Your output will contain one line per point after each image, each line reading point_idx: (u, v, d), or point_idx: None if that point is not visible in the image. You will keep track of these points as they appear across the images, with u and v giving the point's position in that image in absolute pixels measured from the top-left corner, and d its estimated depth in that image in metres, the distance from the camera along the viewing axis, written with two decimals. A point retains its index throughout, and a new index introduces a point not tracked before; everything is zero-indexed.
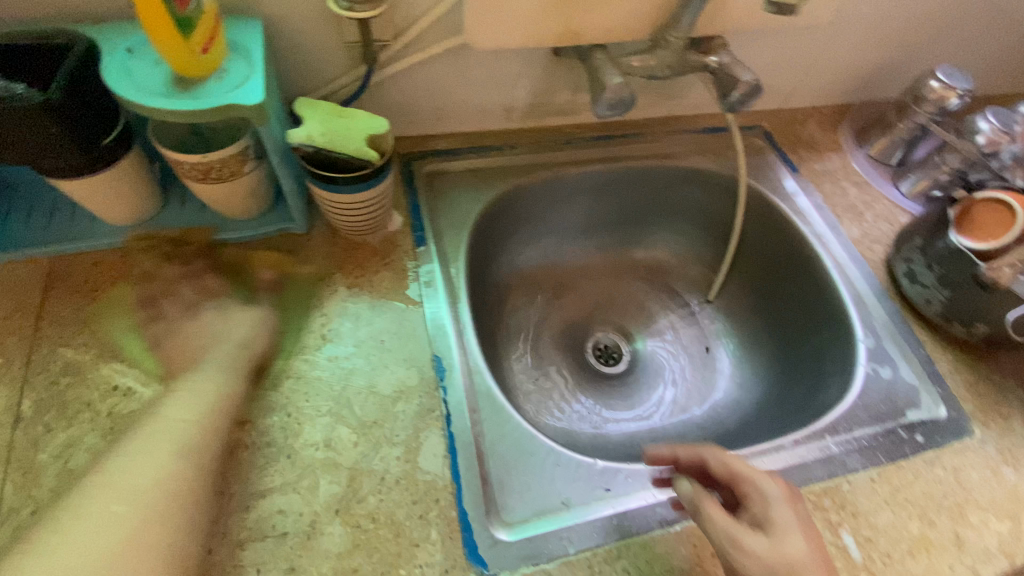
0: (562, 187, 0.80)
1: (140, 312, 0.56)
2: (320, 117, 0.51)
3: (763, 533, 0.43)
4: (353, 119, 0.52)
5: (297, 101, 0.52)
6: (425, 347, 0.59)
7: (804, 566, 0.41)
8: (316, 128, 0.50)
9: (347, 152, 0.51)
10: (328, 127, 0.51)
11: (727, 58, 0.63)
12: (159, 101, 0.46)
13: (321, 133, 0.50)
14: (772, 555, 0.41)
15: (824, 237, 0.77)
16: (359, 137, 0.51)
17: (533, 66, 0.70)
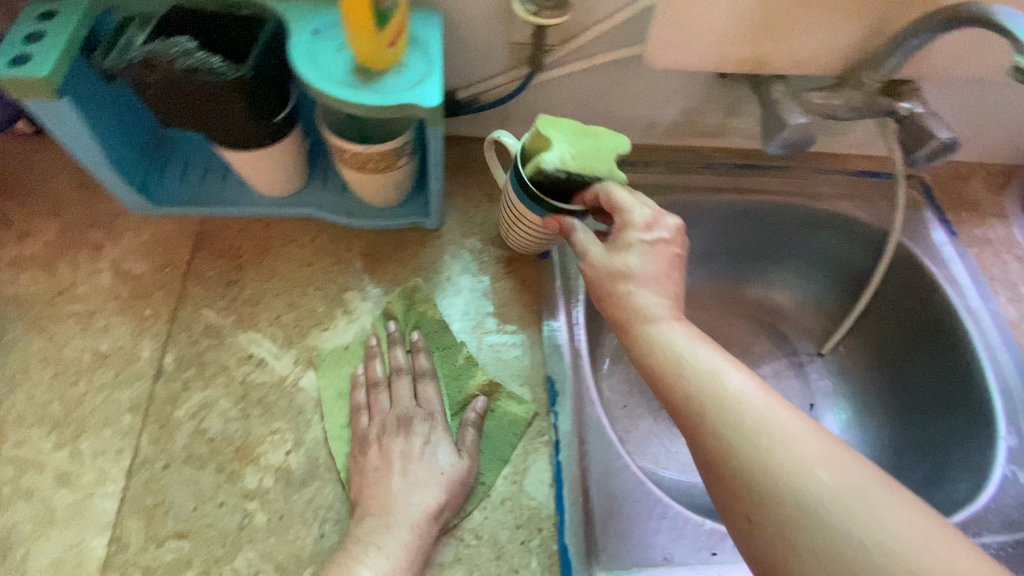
0: (691, 213, 0.75)
1: (277, 284, 0.58)
2: (568, 137, 0.50)
3: (647, 229, 0.46)
4: (597, 137, 0.51)
5: (539, 121, 0.51)
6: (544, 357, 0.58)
7: (611, 278, 0.44)
8: (567, 150, 0.49)
9: (600, 174, 0.49)
10: (579, 149, 0.50)
11: (920, 107, 0.57)
12: (342, 92, 0.46)
13: (573, 155, 0.49)
14: (616, 258, 0.45)
15: (978, 314, 0.69)
16: (610, 159, 0.50)
17: (691, 86, 0.66)
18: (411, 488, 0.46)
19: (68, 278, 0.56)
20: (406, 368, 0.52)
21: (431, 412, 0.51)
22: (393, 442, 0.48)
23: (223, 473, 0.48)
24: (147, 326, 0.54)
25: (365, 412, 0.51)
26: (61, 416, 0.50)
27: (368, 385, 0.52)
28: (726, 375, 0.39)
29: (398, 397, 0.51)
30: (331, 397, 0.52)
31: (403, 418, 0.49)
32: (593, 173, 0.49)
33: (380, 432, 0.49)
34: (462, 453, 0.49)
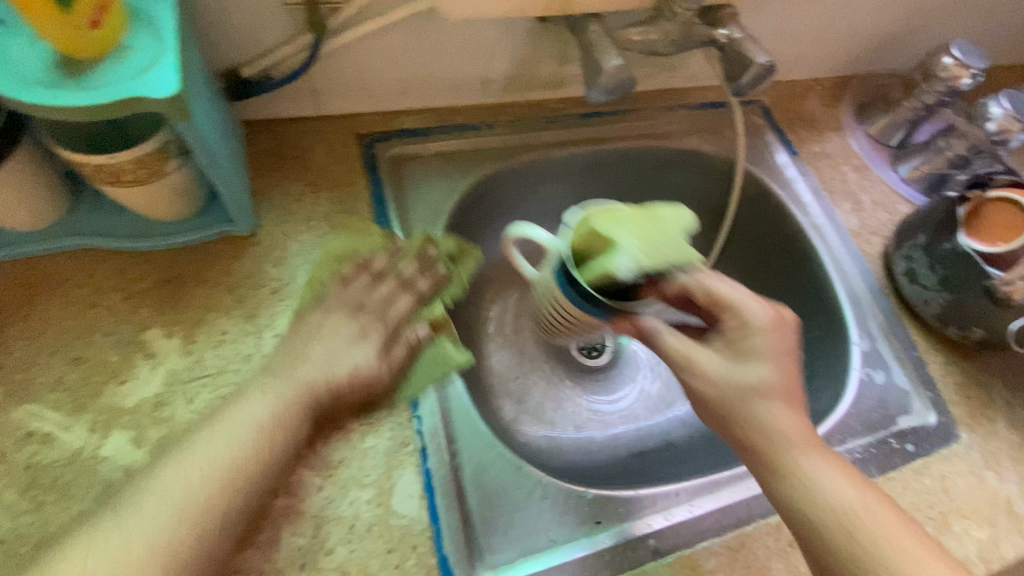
0: (546, 169, 0.71)
1: (54, 339, 0.47)
2: (636, 234, 0.47)
3: (740, 332, 0.46)
4: (664, 220, 0.50)
5: (589, 219, 0.49)
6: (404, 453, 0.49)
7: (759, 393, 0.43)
8: (638, 249, 0.47)
9: (677, 264, 0.48)
10: (652, 245, 0.48)
11: (738, 32, 0.56)
12: (39, 94, 0.36)
13: (646, 252, 0.47)
14: (744, 370, 0.44)
15: (822, 228, 0.73)
16: (680, 247, 0.48)
17: (513, 33, 0.60)
18: (328, 363, 0.47)
19: None
20: (404, 277, 0.56)
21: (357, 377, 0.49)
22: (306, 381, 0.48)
23: None
24: None
25: (338, 288, 0.53)
26: None
27: (360, 267, 0.55)
28: (773, 413, 0.43)
29: (374, 291, 0.54)
30: (143, 460, 0.44)
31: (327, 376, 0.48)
32: (672, 263, 0.48)
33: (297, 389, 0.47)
34: (381, 362, 0.50)
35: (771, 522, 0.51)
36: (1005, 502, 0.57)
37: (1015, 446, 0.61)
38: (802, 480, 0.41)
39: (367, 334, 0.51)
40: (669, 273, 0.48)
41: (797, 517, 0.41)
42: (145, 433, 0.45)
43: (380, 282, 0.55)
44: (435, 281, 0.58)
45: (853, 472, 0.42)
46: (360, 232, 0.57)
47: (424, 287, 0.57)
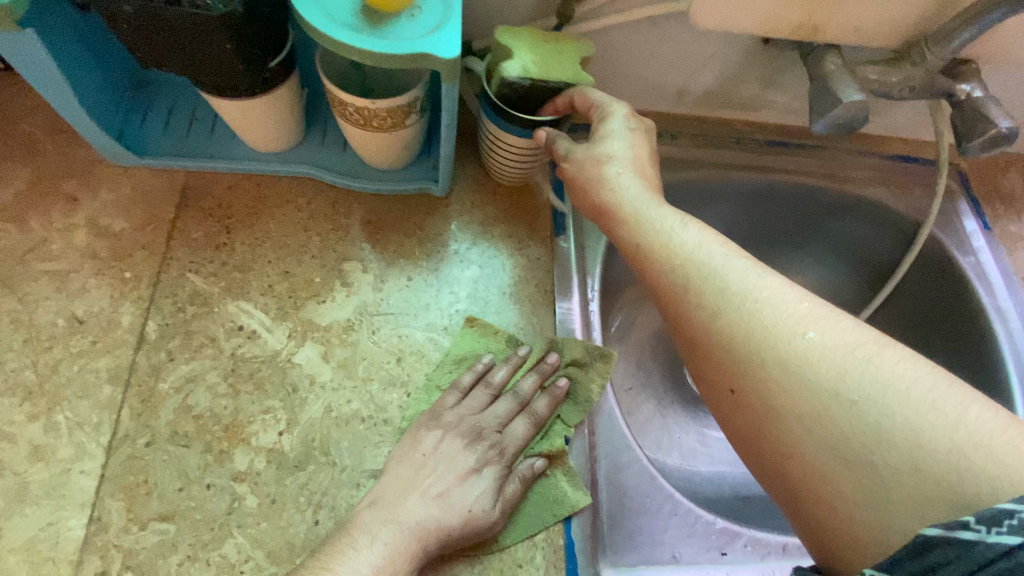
0: (716, 189, 0.70)
1: (270, 250, 0.53)
2: (526, 44, 0.46)
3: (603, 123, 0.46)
4: (558, 44, 0.47)
5: (494, 32, 0.47)
6: (549, 507, 0.47)
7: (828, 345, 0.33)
8: (528, 58, 0.45)
9: (562, 79, 0.46)
10: (540, 57, 0.46)
11: (981, 90, 0.52)
12: (347, 36, 0.40)
13: (534, 63, 0.45)
14: (595, 149, 0.45)
15: (1008, 313, 0.66)
16: (573, 62, 0.46)
17: (731, 51, 0.60)
18: (439, 503, 0.44)
19: (39, 233, 0.51)
20: (521, 398, 0.49)
21: (503, 445, 0.48)
22: (452, 445, 0.46)
23: (211, 452, 0.45)
24: (126, 289, 0.49)
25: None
26: (34, 385, 0.46)
27: (481, 378, 0.50)
28: (777, 294, 0.36)
29: (489, 412, 0.49)
30: (327, 375, 0.49)
31: (474, 430, 0.47)
32: (553, 78, 0.45)
33: (451, 425, 0.47)
34: (496, 505, 0.45)
35: None
36: None
37: None
38: (824, 363, 0.32)
39: (484, 471, 0.46)
40: (560, 86, 0.46)
41: (836, 420, 0.31)
42: (331, 352, 0.50)
43: (496, 401, 0.49)
44: (554, 401, 0.50)
45: (916, 356, 0.32)
46: (484, 331, 0.52)
47: (542, 409, 0.49)
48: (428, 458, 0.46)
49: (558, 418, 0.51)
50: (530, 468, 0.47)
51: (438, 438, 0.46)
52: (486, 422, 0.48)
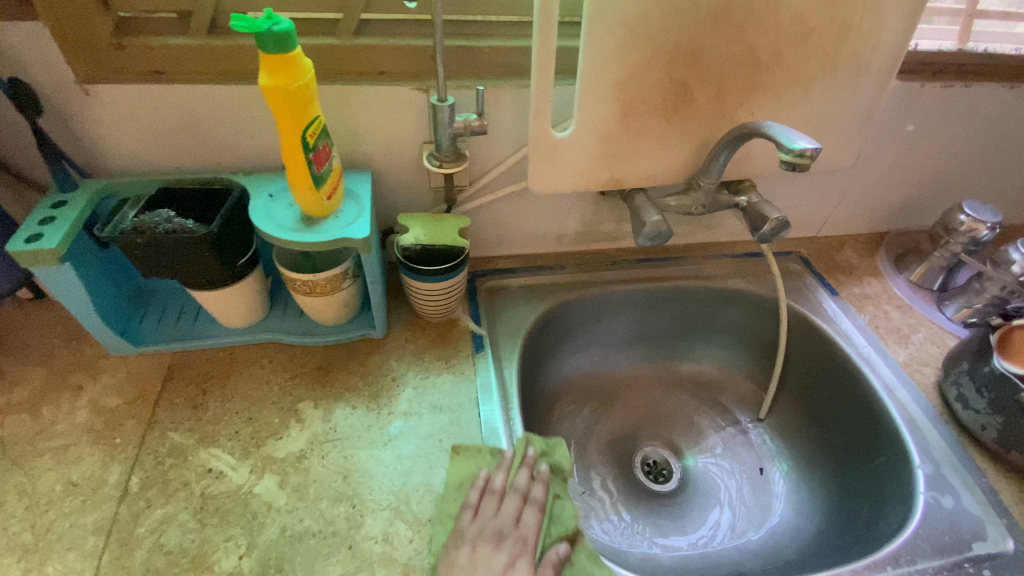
0: (607, 302, 0.88)
1: (238, 403, 0.65)
2: (420, 223, 0.65)
3: None
4: (443, 221, 0.66)
5: (400, 218, 0.66)
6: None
7: None
8: (421, 231, 0.64)
9: (446, 243, 0.64)
10: (429, 230, 0.65)
11: (755, 198, 0.73)
12: (291, 235, 0.58)
13: (426, 235, 0.64)
14: None
15: (870, 357, 0.79)
16: (453, 231, 0.65)
17: (583, 202, 0.81)
18: None
19: (48, 417, 0.63)
20: (522, 490, 0.56)
21: (524, 537, 0.53)
22: (484, 551, 0.51)
23: None
24: (116, 453, 0.60)
25: (471, 513, 0.54)
26: (30, 544, 0.53)
27: (484, 489, 0.56)
28: None
29: (501, 513, 0.54)
30: (283, 499, 0.57)
31: (498, 533, 0.52)
32: (440, 243, 0.64)
33: (475, 537, 0.52)
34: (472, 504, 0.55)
35: None
36: None
37: None
38: None
39: (464, 489, 0.57)
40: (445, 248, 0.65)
41: None
42: (287, 479, 0.59)
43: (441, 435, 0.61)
44: (546, 482, 0.58)
45: None
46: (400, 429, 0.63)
47: (541, 494, 0.56)
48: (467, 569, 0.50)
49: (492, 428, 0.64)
50: (558, 552, 0.52)
51: (472, 552, 0.51)
52: None
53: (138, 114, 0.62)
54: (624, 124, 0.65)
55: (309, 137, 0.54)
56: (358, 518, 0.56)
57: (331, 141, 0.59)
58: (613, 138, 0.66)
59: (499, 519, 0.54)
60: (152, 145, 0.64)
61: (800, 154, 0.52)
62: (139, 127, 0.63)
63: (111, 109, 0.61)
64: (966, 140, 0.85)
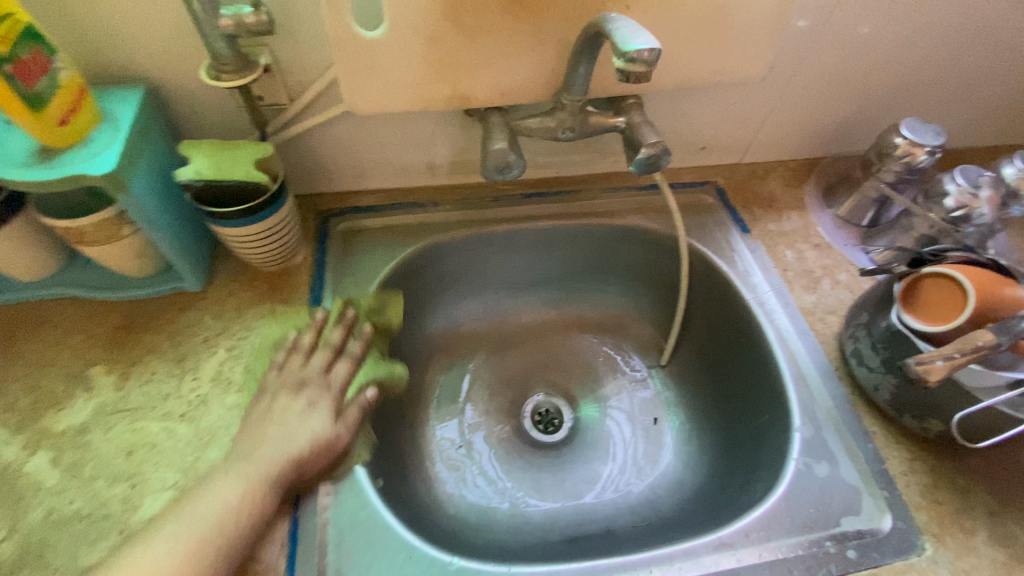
0: (488, 243, 0.78)
1: (23, 369, 0.57)
2: (205, 154, 0.54)
3: None
4: (237, 151, 0.55)
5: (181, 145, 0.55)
6: (382, 369, 0.61)
7: None
8: (203, 164, 0.53)
9: (236, 178, 0.53)
10: (214, 162, 0.53)
11: (634, 118, 0.60)
12: (13, 171, 0.47)
13: (210, 168, 0.53)
14: None
15: (769, 306, 0.71)
16: (245, 164, 0.54)
17: (447, 125, 0.68)
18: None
19: None
20: (334, 345, 0.58)
21: (329, 384, 0.56)
22: (284, 399, 0.53)
23: None
24: None
25: (276, 370, 0.56)
26: None
27: (291, 348, 0.57)
28: None
29: (309, 365, 0.56)
30: (55, 479, 0.51)
31: (300, 382, 0.55)
32: (229, 179, 0.53)
33: (278, 388, 0.54)
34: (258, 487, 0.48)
35: None
36: None
37: (993, 567, 0.52)
38: None
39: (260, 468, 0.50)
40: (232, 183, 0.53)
41: None
42: (63, 456, 0.52)
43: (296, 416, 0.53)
44: (366, 341, 0.60)
45: None
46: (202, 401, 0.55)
47: (357, 349, 0.59)
48: (266, 420, 0.52)
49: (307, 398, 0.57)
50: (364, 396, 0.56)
51: (272, 401, 0.53)
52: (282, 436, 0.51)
53: None
54: (456, 21, 0.51)
55: None
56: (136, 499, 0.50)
57: (48, 45, 0.45)
58: (445, 40, 0.52)
59: (305, 369, 0.56)
60: None
61: (634, 57, 0.40)
62: None
63: None
64: (909, 38, 0.71)
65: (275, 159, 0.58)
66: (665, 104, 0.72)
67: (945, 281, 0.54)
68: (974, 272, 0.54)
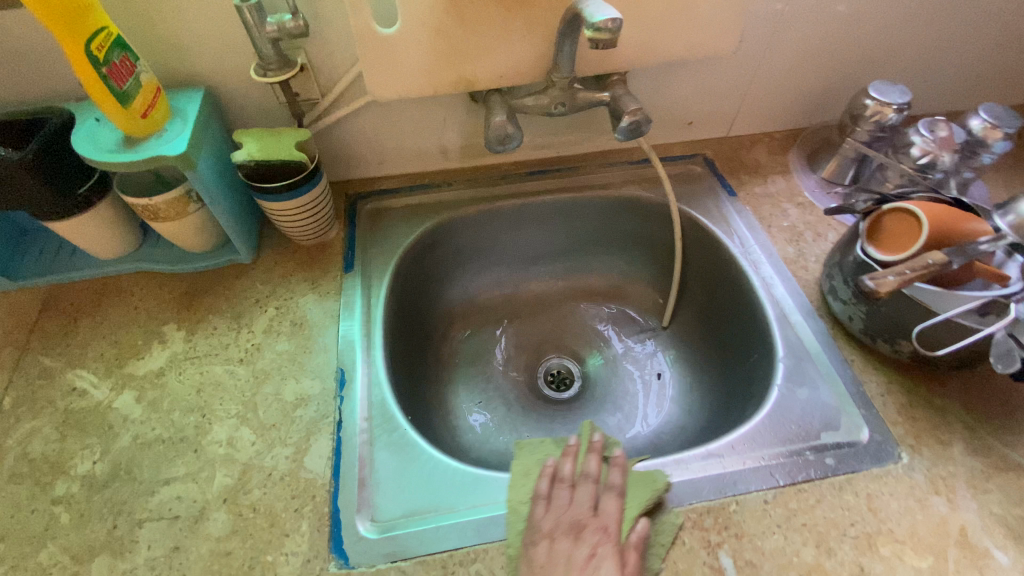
0: (498, 218, 0.87)
1: (107, 328, 0.68)
2: (255, 139, 0.64)
3: None
4: (281, 137, 0.66)
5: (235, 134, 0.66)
6: (649, 485, 0.55)
7: None
8: (254, 147, 0.63)
9: (281, 157, 0.64)
10: (262, 146, 0.64)
11: (618, 93, 0.69)
12: (107, 156, 0.58)
13: (259, 150, 0.63)
14: None
15: (756, 257, 0.77)
16: (289, 146, 0.65)
17: (456, 112, 0.78)
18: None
19: None
20: (592, 476, 0.56)
21: (604, 525, 0.52)
22: (564, 545, 0.50)
23: (38, 485, 0.56)
24: None
25: (543, 503, 0.54)
26: None
27: (553, 477, 0.56)
28: None
29: (576, 501, 0.54)
30: (138, 412, 0.60)
31: (575, 524, 0.52)
32: (276, 159, 0.64)
33: (553, 530, 0.51)
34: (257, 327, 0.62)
35: (652, 517, 0.54)
36: (950, 530, 0.53)
37: (966, 472, 0.57)
38: None
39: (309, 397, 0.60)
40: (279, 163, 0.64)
41: None
42: (144, 394, 0.62)
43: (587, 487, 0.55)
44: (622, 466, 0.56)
45: None
46: (258, 349, 0.65)
47: (617, 478, 0.55)
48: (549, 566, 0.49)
49: (345, 345, 0.66)
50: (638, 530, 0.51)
51: (551, 546, 0.50)
52: (582, 513, 0.53)
53: None
54: (457, 15, 0.61)
55: (94, 48, 0.52)
56: (205, 425, 0.59)
57: (134, 55, 0.57)
58: (449, 32, 0.62)
59: (574, 508, 0.53)
60: None
61: (600, 27, 0.49)
62: None
63: None
64: (872, 8, 0.78)
65: (311, 144, 0.69)
66: (650, 82, 0.81)
67: (907, 216, 0.60)
68: (934, 205, 0.60)
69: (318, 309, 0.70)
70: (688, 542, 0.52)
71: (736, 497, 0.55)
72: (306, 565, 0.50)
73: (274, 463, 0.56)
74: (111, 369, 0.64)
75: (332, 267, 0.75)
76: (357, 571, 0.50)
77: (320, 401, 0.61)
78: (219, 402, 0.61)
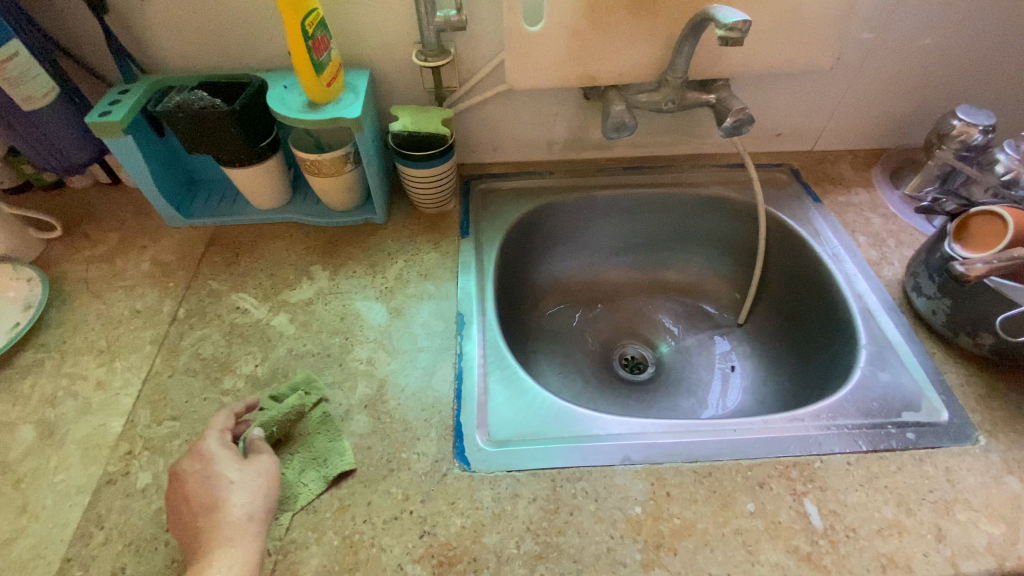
0: (592, 206, 0.95)
1: (263, 263, 0.79)
2: (408, 114, 0.77)
3: None
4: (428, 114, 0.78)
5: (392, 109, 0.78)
6: None
7: None
8: (408, 121, 0.76)
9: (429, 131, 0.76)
10: (415, 120, 0.77)
11: (723, 96, 0.77)
12: (296, 114, 0.70)
13: (411, 124, 0.76)
14: None
15: (840, 257, 0.83)
16: (435, 122, 0.77)
17: (568, 107, 0.88)
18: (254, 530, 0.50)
19: (120, 266, 0.81)
20: None
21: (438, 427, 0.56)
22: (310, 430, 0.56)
23: (210, 378, 0.67)
24: (169, 292, 0.77)
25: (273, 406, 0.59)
26: (106, 348, 0.71)
27: None
28: None
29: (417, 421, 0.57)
30: (291, 330, 0.71)
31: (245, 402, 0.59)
32: (425, 131, 0.76)
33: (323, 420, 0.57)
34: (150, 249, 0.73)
35: (740, 463, 0.59)
36: None
37: None
38: None
39: None
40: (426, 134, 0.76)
41: None
42: (296, 316, 0.72)
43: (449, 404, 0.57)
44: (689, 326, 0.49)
45: None
46: (390, 291, 0.75)
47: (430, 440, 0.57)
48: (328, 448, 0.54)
49: (464, 295, 0.75)
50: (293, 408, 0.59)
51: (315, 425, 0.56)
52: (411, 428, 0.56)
53: (186, 19, 0.75)
54: (592, 19, 0.71)
55: (307, 25, 0.65)
56: (346, 346, 0.69)
57: (328, 34, 0.70)
58: (582, 33, 0.72)
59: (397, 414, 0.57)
60: (196, 50, 0.78)
61: (732, 27, 0.57)
62: (182, 31, 0.76)
63: (163, 14, 0.74)
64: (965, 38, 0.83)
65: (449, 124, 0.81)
66: (745, 93, 0.89)
67: (994, 217, 0.66)
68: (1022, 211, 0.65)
69: (439, 264, 0.79)
70: (774, 487, 0.58)
71: (820, 455, 0.60)
72: (434, 464, 0.59)
73: (406, 382, 0.65)
74: (268, 295, 0.75)
75: (450, 232, 0.85)
76: (477, 474, 0.58)
77: (444, 337, 0.70)
78: (358, 329, 0.71)
